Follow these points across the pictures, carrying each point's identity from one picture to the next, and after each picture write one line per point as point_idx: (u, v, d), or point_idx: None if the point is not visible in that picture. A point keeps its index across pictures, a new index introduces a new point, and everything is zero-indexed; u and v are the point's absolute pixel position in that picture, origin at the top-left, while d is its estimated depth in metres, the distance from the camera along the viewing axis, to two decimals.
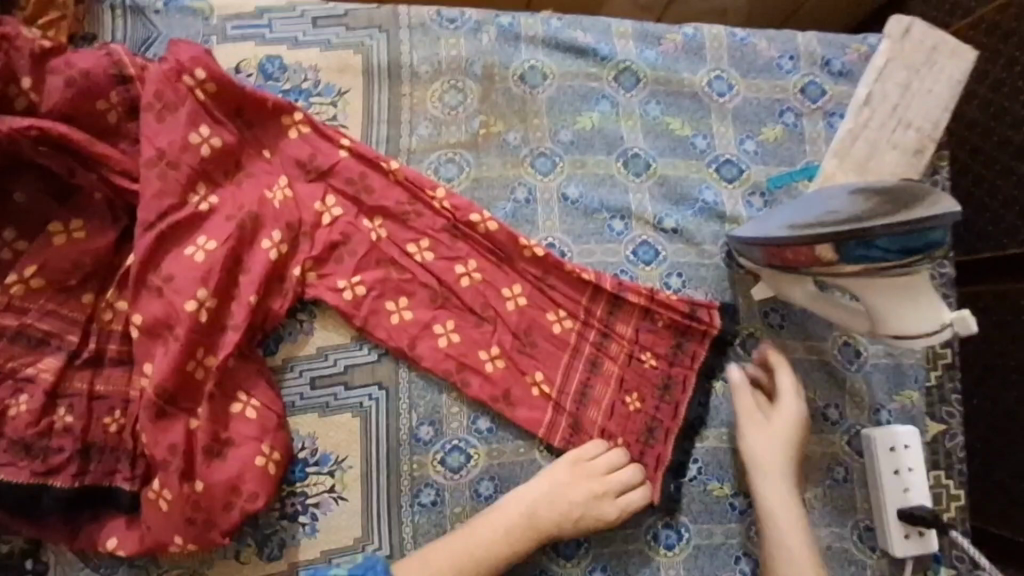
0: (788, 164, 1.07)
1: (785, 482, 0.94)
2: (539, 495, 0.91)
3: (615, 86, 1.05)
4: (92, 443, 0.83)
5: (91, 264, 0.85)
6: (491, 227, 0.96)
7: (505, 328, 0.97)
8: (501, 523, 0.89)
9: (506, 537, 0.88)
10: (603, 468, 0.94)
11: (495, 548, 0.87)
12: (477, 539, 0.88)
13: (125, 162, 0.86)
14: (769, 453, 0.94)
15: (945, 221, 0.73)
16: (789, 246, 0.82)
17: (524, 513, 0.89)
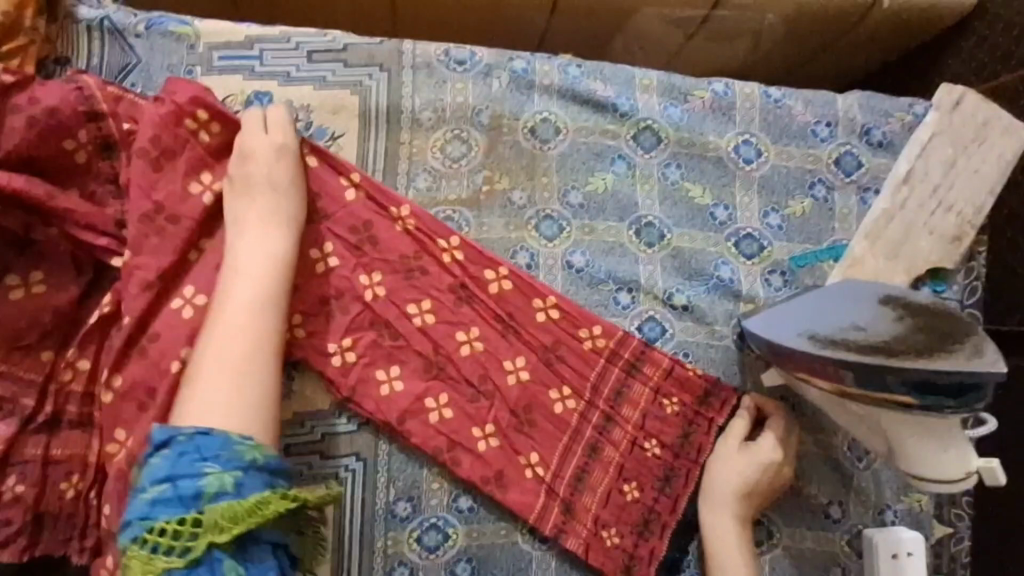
0: (814, 241, 0.99)
1: (740, 516, 0.92)
2: (252, 220, 0.82)
3: (633, 145, 0.97)
4: (46, 512, 0.78)
5: (51, 322, 0.79)
6: (506, 285, 0.92)
7: (504, 404, 0.92)
8: (249, 297, 0.78)
9: (274, 255, 0.81)
10: (244, 147, 0.83)
11: (265, 306, 0.78)
12: (238, 324, 0.77)
13: (90, 215, 0.79)
14: (733, 485, 0.92)
15: (985, 381, 0.68)
16: (803, 359, 0.75)
17: (279, 243, 0.82)
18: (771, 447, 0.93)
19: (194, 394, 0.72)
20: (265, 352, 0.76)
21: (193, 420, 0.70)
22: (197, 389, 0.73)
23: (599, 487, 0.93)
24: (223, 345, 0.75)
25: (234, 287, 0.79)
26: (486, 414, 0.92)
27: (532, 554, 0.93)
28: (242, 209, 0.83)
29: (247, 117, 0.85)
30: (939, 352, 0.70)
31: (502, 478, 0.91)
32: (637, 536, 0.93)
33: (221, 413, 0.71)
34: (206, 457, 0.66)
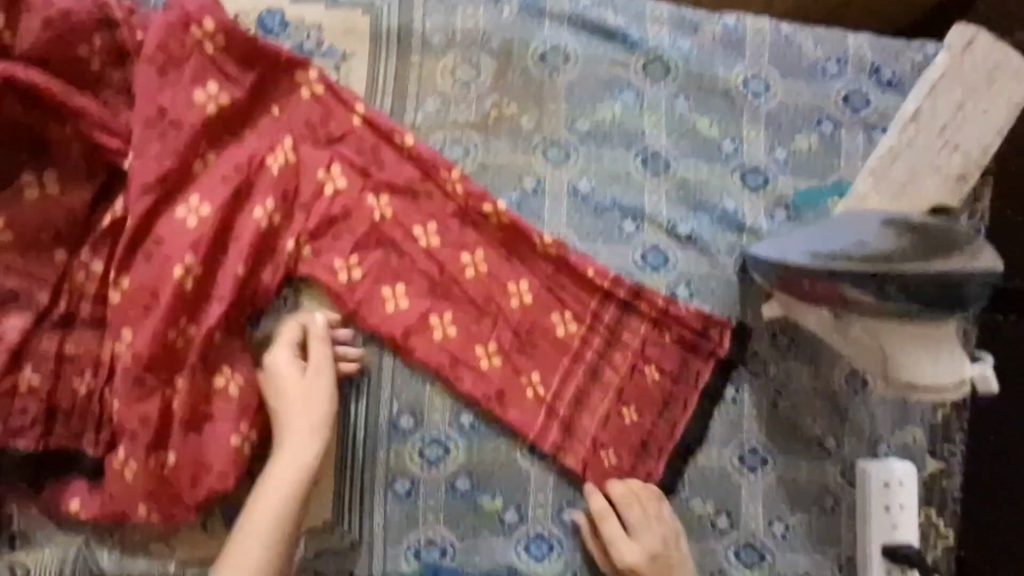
0: (819, 178, 1.00)
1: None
2: (291, 406, 0.83)
3: (642, 76, 0.98)
4: (59, 406, 0.81)
5: (65, 221, 0.81)
6: (504, 220, 0.93)
7: (506, 325, 0.94)
8: (273, 488, 0.80)
9: (303, 457, 0.82)
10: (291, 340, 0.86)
11: (277, 531, 0.79)
12: (252, 541, 0.78)
13: (105, 117, 0.82)
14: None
15: (979, 278, 0.70)
16: (807, 273, 0.77)
17: (311, 450, 0.82)
18: (646, 545, 0.91)
19: None
20: None
21: None
22: None
23: (598, 410, 0.96)
24: (236, 549, 0.78)
25: (262, 498, 0.80)
26: (488, 335, 0.94)
27: (530, 472, 0.95)
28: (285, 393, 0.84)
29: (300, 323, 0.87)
30: (938, 255, 0.72)
31: (503, 397, 0.93)
32: (635, 457, 0.96)
33: None
34: None
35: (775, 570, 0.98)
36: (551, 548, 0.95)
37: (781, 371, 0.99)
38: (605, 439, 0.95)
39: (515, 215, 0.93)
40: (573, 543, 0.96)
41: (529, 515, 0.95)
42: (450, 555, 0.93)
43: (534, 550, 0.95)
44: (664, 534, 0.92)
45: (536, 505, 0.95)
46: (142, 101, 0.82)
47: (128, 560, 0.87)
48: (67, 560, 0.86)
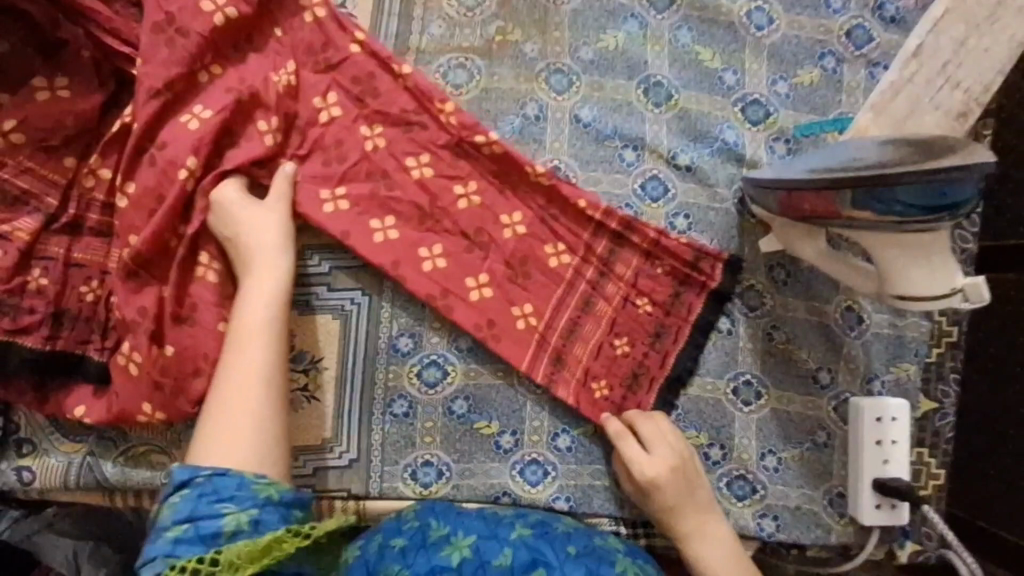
0: (820, 112, 1.00)
1: (692, 515, 0.91)
2: (246, 258, 0.83)
3: (646, 6, 0.99)
4: (66, 309, 0.82)
5: (74, 126, 0.82)
6: (496, 150, 0.93)
7: (498, 255, 0.94)
8: (246, 334, 0.80)
9: (279, 271, 0.83)
10: (231, 202, 0.83)
11: (266, 370, 0.80)
12: (245, 356, 0.80)
13: (115, 22, 0.82)
14: (675, 500, 0.90)
15: (978, 175, 0.68)
16: (804, 192, 0.79)
17: (285, 278, 0.83)
18: (667, 459, 0.91)
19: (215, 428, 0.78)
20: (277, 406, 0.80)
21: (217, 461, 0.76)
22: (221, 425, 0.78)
23: (591, 341, 0.96)
24: (228, 397, 0.79)
25: (242, 318, 0.81)
26: (480, 266, 0.94)
27: (526, 397, 0.96)
28: (241, 252, 0.84)
29: (230, 188, 0.84)
30: (934, 157, 0.70)
31: (495, 326, 0.94)
32: (626, 388, 0.96)
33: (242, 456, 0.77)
34: (222, 498, 0.72)
35: (767, 502, 0.98)
36: (546, 473, 0.95)
37: (777, 305, 1.00)
38: (599, 368, 0.96)
39: (507, 145, 0.93)
40: (567, 470, 0.96)
41: (524, 441, 0.95)
42: (446, 477, 0.94)
43: (527, 475, 0.95)
44: (686, 451, 0.92)
45: (532, 430, 0.96)
46: (151, 8, 0.82)
47: (130, 470, 0.88)
48: (72, 468, 0.87)
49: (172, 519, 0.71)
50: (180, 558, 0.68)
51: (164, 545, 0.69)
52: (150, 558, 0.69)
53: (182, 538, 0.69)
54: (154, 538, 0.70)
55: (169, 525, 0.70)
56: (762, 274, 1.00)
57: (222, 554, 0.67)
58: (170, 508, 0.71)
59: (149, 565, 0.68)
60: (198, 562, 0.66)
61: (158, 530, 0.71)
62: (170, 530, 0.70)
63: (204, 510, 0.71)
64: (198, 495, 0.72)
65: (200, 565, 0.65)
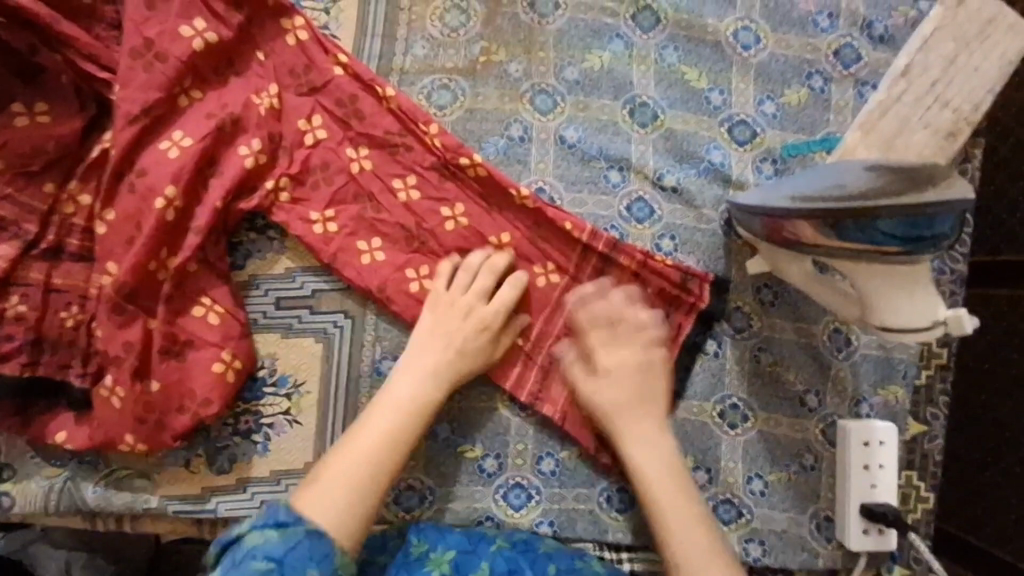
0: (808, 132, 0.99)
1: (641, 436, 0.90)
2: (423, 343, 0.88)
3: (631, 25, 0.98)
4: (46, 335, 0.82)
5: (53, 151, 0.82)
6: (480, 172, 0.92)
7: None
8: (398, 410, 0.84)
9: (448, 357, 0.87)
10: (470, 298, 0.89)
11: (391, 452, 0.82)
12: (385, 417, 0.83)
13: (93, 47, 0.82)
14: (620, 417, 0.90)
15: (955, 209, 0.69)
16: (786, 219, 0.78)
17: (454, 369, 0.87)
18: (630, 360, 0.91)
19: (320, 480, 0.79)
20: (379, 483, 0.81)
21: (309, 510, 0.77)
22: (323, 478, 0.79)
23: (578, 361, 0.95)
24: (349, 460, 0.80)
25: (403, 384, 0.86)
26: (466, 287, 0.90)
27: (510, 421, 0.95)
28: (423, 323, 0.89)
29: (509, 289, 0.91)
30: (913, 188, 0.70)
31: None
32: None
33: (328, 512, 0.77)
34: (311, 558, 0.72)
35: (753, 525, 0.98)
36: (530, 497, 0.95)
37: (765, 327, 0.99)
38: None
39: (491, 167, 0.92)
40: (552, 493, 0.95)
41: (509, 464, 0.95)
42: (429, 501, 0.93)
43: (512, 499, 0.94)
44: (639, 366, 0.91)
45: (515, 453, 0.95)
46: (129, 33, 0.82)
47: (112, 494, 0.87)
48: (53, 493, 0.86)
49: (261, 550, 0.71)
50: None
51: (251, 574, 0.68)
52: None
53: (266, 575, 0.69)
54: (237, 560, 0.70)
55: (259, 555, 0.70)
56: (749, 298, 0.99)
57: None
58: (264, 541, 0.72)
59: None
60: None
61: (244, 555, 0.71)
62: (257, 561, 0.70)
63: (293, 562, 0.71)
64: (292, 545, 0.72)
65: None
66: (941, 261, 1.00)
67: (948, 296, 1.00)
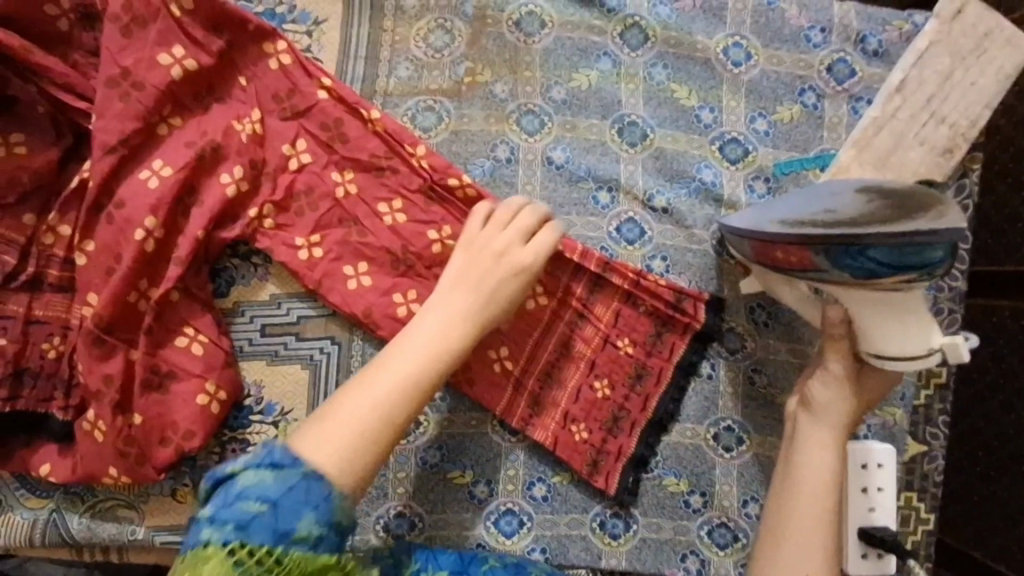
0: (801, 149, 0.97)
1: (838, 441, 0.82)
2: (452, 281, 0.77)
3: (619, 43, 0.97)
4: (27, 367, 0.81)
5: (30, 182, 0.81)
6: (470, 193, 0.89)
7: None
8: (422, 351, 0.71)
9: (483, 294, 0.76)
10: (509, 238, 0.80)
11: (411, 399, 0.69)
12: (407, 352, 0.71)
13: (70, 77, 0.82)
14: (836, 413, 0.82)
15: (950, 239, 0.67)
16: (775, 244, 0.77)
17: (487, 310, 0.76)
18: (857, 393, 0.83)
19: (321, 421, 0.66)
20: (394, 428, 0.67)
21: (306, 454, 0.63)
22: (326, 418, 0.66)
23: (570, 384, 0.94)
24: (360, 402, 0.67)
25: (428, 320, 0.74)
26: (503, 226, 0.81)
27: (501, 446, 0.93)
28: (457, 260, 0.79)
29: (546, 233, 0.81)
30: (905, 217, 0.68)
31: (469, 371, 0.92)
32: (606, 431, 0.93)
33: (327, 459, 0.63)
34: (309, 504, 0.60)
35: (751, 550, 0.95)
36: (521, 524, 0.92)
37: (759, 348, 0.97)
38: (578, 412, 0.93)
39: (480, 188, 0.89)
40: (543, 519, 0.93)
41: (499, 490, 0.93)
42: (419, 528, 0.92)
43: (504, 525, 0.92)
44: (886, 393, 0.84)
45: (506, 479, 0.93)
46: (106, 62, 0.82)
47: (96, 525, 0.86)
48: (38, 524, 0.86)
49: (255, 489, 0.60)
50: (251, 540, 0.58)
51: (240, 517, 0.58)
52: (220, 521, 0.59)
53: (257, 520, 0.59)
54: (227, 499, 0.59)
55: (252, 495, 0.59)
56: (742, 321, 0.97)
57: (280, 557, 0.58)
58: (260, 481, 0.60)
59: (213, 527, 0.58)
60: (261, 554, 0.58)
61: (236, 494, 0.60)
62: (249, 500, 0.59)
63: (291, 505, 0.60)
64: (290, 487, 0.60)
65: (266, 565, 0.58)
66: (937, 283, 0.98)
67: (947, 313, 0.98)
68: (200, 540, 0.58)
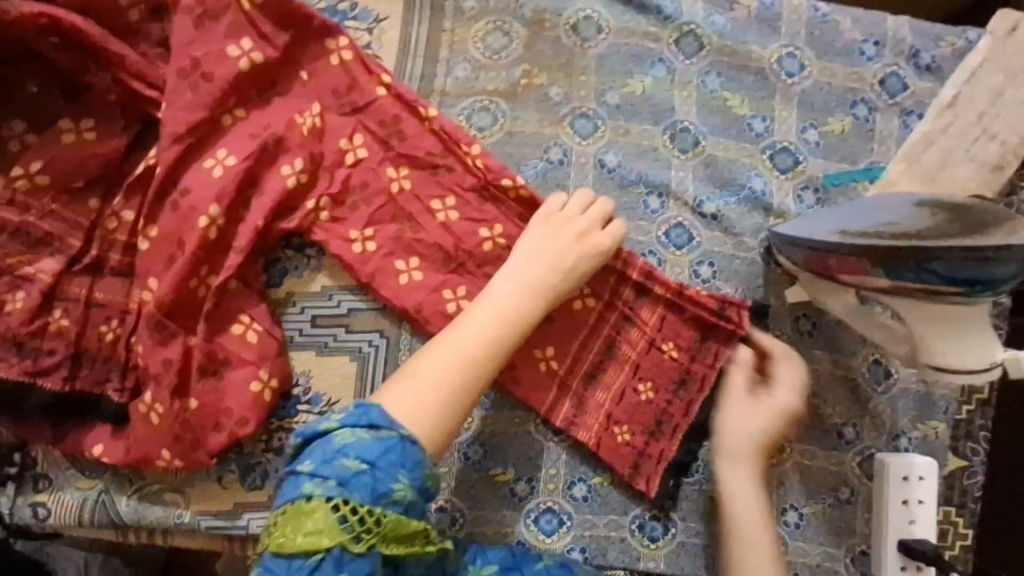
0: (850, 161, 0.98)
1: (752, 458, 0.88)
2: (528, 253, 0.83)
3: (674, 50, 0.98)
4: (86, 349, 0.82)
5: (97, 167, 0.83)
6: (524, 193, 0.90)
7: None
8: (501, 320, 0.78)
9: (557, 271, 0.82)
10: (589, 221, 0.85)
11: (488, 361, 0.76)
12: (484, 320, 0.77)
13: (142, 66, 0.84)
14: (735, 438, 0.89)
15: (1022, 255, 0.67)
16: (834, 254, 0.77)
17: (560, 287, 0.82)
18: (765, 415, 0.89)
19: (409, 379, 0.73)
20: (469, 391, 0.75)
21: (393, 410, 0.71)
22: (413, 376, 0.73)
23: (614, 386, 0.94)
24: (441, 361, 0.74)
25: (505, 290, 0.80)
26: (581, 209, 0.87)
27: (543, 445, 0.94)
28: (533, 233, 0.84)
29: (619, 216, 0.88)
30: (976, 232, 0.69)
31: (514, 369, 0.93)
32: (648, 435, 0.94)
33: (412, 416, 0.71)
34: (403, 465, 0.67)
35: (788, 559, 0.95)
36: (561, 523, 0.93)
37: (803, 358, 0.98)
38: (621, 413, 0.94)
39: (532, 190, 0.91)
40: (583, 519, 0.93)
41: (540, 488, 0.93)
42: (460, 523, 0.92)
43: (544, 523, 0.93)
44: (797, 404, 0.90)
45: (547, 478, 0.94)
46: (176, 52, 0.83)
47: (144, 507, 0.87)
48: (87, 505, 0.87)
49: (353, 448, 0.66)
50: (351, 496, 0.64)
51: (341, 473, 0.64)
52: (322, 476, 0.65)
53: (357, 478, 0.65)
54: (327, 456, 0.65)
55: (350, 453, 0.65)
56: (787, 332, 0.97)
57: (378, 514, 0.65)
58: (357, 441, 0.66)
59: (316, 481, 0.65)
60: (361, 511, 0.64)
61: (334, 451, 0.66)
62: (348, 459, 0.65)
63: (385, 466, 0.66)
64: (384, 449, 0.66)
65: (364, 520, 0.64)
66: None
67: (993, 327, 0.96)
68: (304, 492, 0.65)
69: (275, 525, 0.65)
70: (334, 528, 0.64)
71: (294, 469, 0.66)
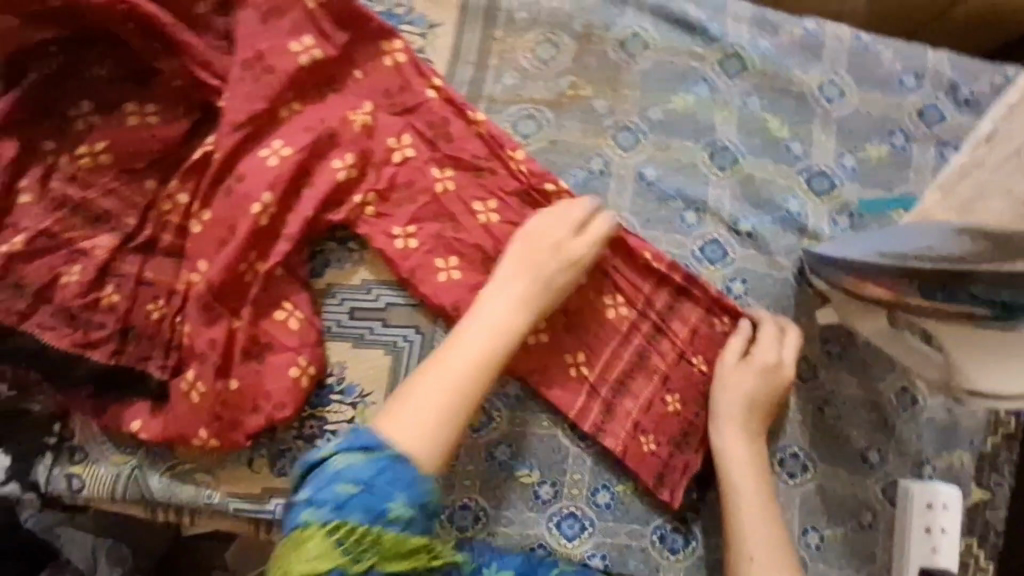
0: (886, 188, 1.00)
1: (747, 429, 0.92)
2: (513, 273, 0.86)
3: (717, 70, 1.00)
4: (132, 325, 0.85)
5: (158, 150, 0.87)
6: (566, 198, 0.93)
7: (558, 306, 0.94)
8: (490, 338, 0.82)
9: (540, 286, 0.86)
10: (564, 233, 0.88)
11: (484, 376, 0.80)
12: (474, 339, 0.81)
13: (208, 56, 0.87)
14: (729, 411, 0.92)
15: None
16: (875, 273, 0.79)
17: (542, 302, 0.86)
18: (758, 381, 0.92)
19: (402, 401, 0.77)
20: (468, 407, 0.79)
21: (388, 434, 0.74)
22: (407, 399, 0.77)
23: (642, 395, 0.95)
24: (438, 380, 0.78)
25: (492, 307, 0.83)
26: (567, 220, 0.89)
27: (569, 450, 0.95)
28: (516, 251, 0.87)
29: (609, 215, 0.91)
30: None
31: (545, 372, 0.93)
32: (673, 446, 0.94)
33: (409, 436, 0.75)
34: (396, 486, 0.72)
35: None
36: (583, 528, 0.93)
37: (830, 379, 0.98)
38: (648, 423, 0.94)
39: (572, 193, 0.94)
40: (604, 526, 0.93)
41: (564, 493, 0.94)
42: (483, 522, 0.92)
43: (566, 527, 0.93)
44: (786, 364, 0.93)
45: (571, 482, 0.94)
46: (242, 45, 0.87)
47: (175, 486, 0.87)
48: (120, 480, 0.87)
49: (348, 474, 0.71)
50: (348, 518, 0.70)
51: (337, 498, 0.70)
52: (318, 502, 0.71)
53: (352, 500, 0.71)
54: (322, 484, 0.71)
55: (346, 478, 0.71)
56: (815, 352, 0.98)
57: (375, 534, 0.71)
58: (352, 464, 0.72)
59: (313, 508, 0.71)
60: (359, 531, 0.70)
61: (330, 477, 0.72)
62: (343, 483, 0.71)
63: (381, 486, 0.71)
64: (379, 469, 0.72)
65: (362, 540, 0.70)
66: None
67: None
68: (302, 519, 0.71)
69: (280, 552, 0.72)
70: (332, 551, 0.70)
71: (294, 499, 0.73)
